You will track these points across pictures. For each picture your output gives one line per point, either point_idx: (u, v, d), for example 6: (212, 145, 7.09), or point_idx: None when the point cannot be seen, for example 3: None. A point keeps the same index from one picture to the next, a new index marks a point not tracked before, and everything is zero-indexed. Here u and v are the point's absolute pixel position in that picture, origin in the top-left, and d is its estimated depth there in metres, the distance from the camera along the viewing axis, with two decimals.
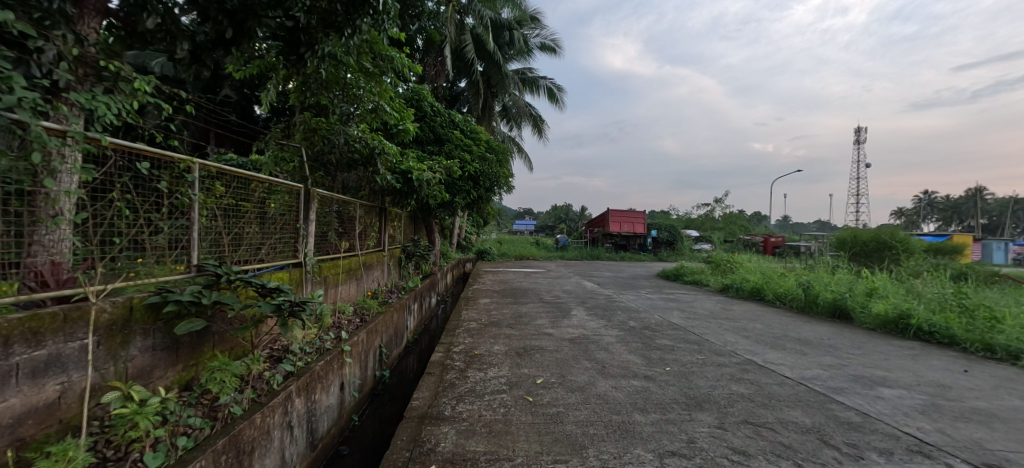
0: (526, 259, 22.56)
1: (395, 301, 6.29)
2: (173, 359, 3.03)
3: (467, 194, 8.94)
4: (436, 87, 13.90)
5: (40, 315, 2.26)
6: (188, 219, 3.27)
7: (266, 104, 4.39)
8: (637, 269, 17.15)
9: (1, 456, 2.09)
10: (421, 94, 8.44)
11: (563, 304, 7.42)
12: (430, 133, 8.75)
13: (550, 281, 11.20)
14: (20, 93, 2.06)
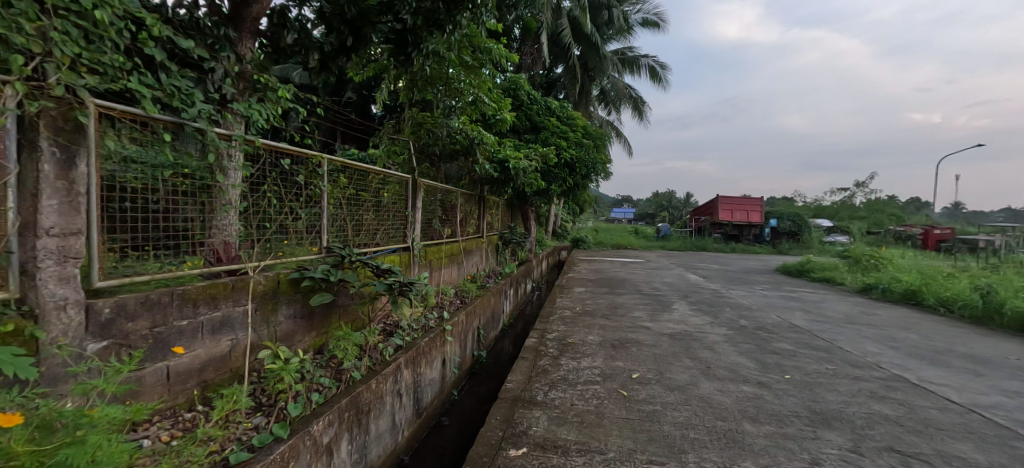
0: (627, 248, 21.73)
1: (493, 285, 6.55)
2: (309, 327, 3.56)
3: (562, 182, 8.87)
4: (532, 75, 13.92)
5: (216, 284, 2.81)
6: (320, 207, 3.77)
7: (379, 103, 4.80)
8: (753, 262, 15.43)
9: (193, 393, 2.68)
10: (518, 83, 8.56)
11: (664, 297, 7.01)
12: (527, 121, 8.85)
13: (650, 272, 10.66)
14: (199, 106, 2.60)
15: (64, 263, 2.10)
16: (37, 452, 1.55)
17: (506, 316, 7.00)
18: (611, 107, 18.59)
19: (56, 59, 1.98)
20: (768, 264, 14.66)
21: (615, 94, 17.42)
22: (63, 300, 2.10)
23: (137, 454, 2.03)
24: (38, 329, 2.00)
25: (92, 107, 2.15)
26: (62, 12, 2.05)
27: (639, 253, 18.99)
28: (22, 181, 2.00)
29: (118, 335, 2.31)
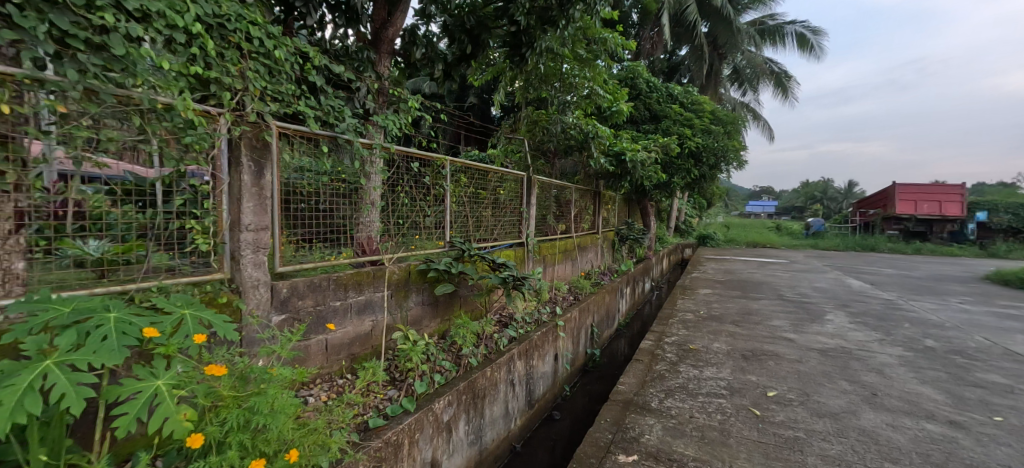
0: (772, 246, 19.03)
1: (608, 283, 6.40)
2: (434, 313, 3.93)
3: (686, 174, 8.19)
4: (652, 60, 13.10)
5: (359, 272, 3.27)
6: (444, 205, 4.12)
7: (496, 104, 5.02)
8: (947, 267, 12.20)
9: (345, 363, 3.18)
10: (635, 71, 8.20)
11: (812, 305, 5.99)
12: (646, 111, 8.64)
13: (798, 275, 9.19)
14: (347, 120, 3.07)
15: (257, 252, 2.64)
16: (236, 398, 1.96)
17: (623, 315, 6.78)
18: (751, 87, 16.47)
19: (250, 91, 2.50)
20: (970, 271, 11.45)
21: (752, 72, 15.46)
22: (257, 281, 2.63)
23: (304, 408, 2.44)
24: (241, 301, 2.55)
25: (273, 129, 2.68)
26: (253, 55, 2.60)
27: (786, 252, 16.53)
28: (231, 189, 2.56)
29: (292, 310, 2.84)
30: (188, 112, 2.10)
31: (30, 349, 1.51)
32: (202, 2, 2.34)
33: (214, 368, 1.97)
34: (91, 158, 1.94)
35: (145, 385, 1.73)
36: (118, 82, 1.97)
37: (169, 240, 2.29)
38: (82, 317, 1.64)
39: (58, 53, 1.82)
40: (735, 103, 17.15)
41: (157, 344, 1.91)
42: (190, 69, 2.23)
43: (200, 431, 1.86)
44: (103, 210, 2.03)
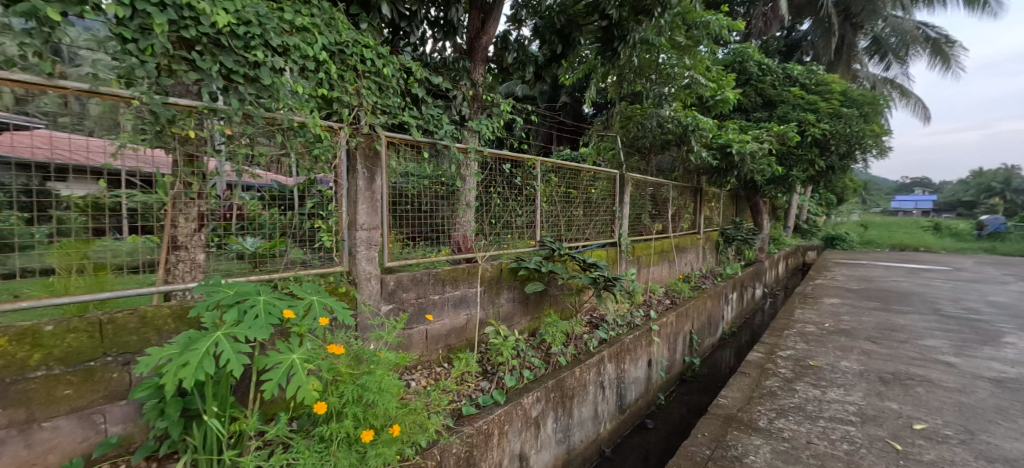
0: (936, 249, 15.68)
1: (709, 287, 5.93)
2: (525, 311, 4.02)
3: (809, 165, 7.23)
4: (767, 41, 11.82)
5: (455, 268, 3.41)
6: (534, 205, 4.19)
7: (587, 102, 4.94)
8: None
9: (443, 353, 3.35)
10: (744, 54, 7.77)
11: (987, 322, 4.82)
12: (757, 97, 7.82)
13: (970, 285, 7.47)
14: (445, 127, 3.29)
15: (370, 248, 2.89)
16: (352, 374, 2.12)
17: (727, 324, 6.27)
18: (903, 59, 13.84)
19: (364, 106, 2.75)
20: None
21: (905, 41, 12.99)
22: (369, 274, 2.88)
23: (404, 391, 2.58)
24: (357, 292, 2.80)
25: (382, 139, 2.89)
26: (366, 74, 2.86)
27: (956, 257, 13.50)
28: (349, 192, 2.82)
29: (398, 301, 3.05)
30: (316, 127, 2.43)
31: (207, 321, 1.78)
32: (327, 34, 2.64)
33: (334, 347, 2.10)
34: (248, 170, 2.34)
35: (285, 357, 1.86)
36: (264, 106, 2.30)
37: (302, 237, 2.62)
38: (241, 297, 1.89)
39: (224, 88, 2.20)
40: (875, 80, 14.57)
41: (293, 324, 2.07)
42: (318, 91, 2.51)
43: (323, 400, 2.02)
44: (257, 213, 2.42)
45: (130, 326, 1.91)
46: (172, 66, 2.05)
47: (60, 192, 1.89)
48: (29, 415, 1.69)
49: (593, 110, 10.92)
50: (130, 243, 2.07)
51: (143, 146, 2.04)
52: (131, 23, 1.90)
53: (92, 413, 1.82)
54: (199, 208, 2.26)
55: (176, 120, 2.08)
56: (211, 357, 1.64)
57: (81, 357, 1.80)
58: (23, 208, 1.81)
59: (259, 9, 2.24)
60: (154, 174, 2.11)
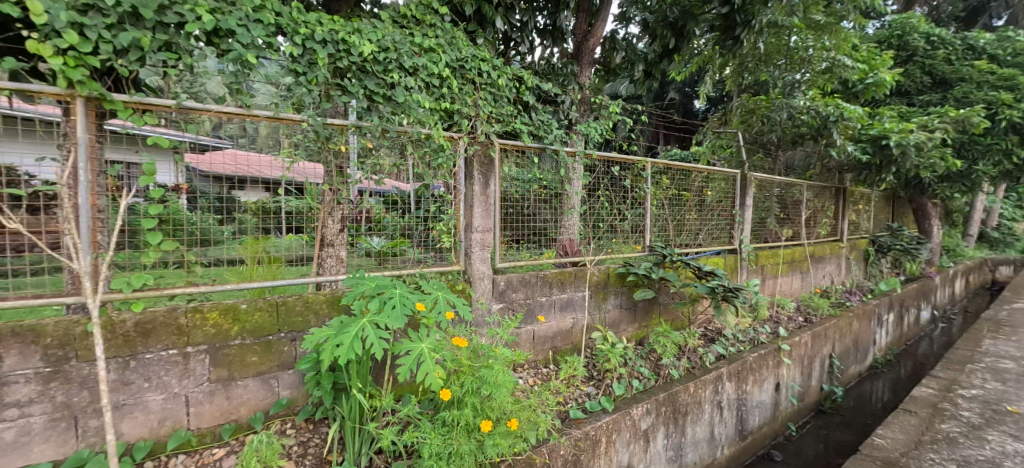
0: None
1: (854, 305, 5.10)
2: (632, 318, 3.90)
3: (1000, 158, 5.84)
4: (936, 9, 9.85)
5: (562, 272, 3.44)
6: (643, 209, 4.04)
7: (703, 96, 4.76)
8: None
9: (549, 354, 3.41)
10: (907, 25, 6.61)
11: None
12: (925, 76, 6.52)
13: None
14: (554, 132, 3.38)
15: (483, 249, 3.06)
16: (471, 366, 2.26)
17: (878, 350, 5.35)
18: None
19: (481, 116, 2.94)
20: None
21: None
22: (482, 274, 3.05)
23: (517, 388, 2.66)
24: (471, 290, 2.99)
25: (497, 146, 3.05)
26: (483, 86, 3.02)
27: None
28: (466, 197, 3.03)
29: (507, 301, 3.17)
30: (440, 138, 2.68)
31: (356, 308, 2.08)
32: (449, 52, 2.83)
33: (457, 339, 2.26)
34: (369, 177, 2.60)
35: (414, 345, 2.04)
36: (398, 122, 2.60)
37: (427, 240, 2.87)
38: (380, 289, 2.15)
39: (368, 107, 2.53)
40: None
41: (423, 316, 2.26)
42: (441, 105, 2.76)
43: (447, 389, 2.19)
44: (381, 216, 2.66)
45: (297, 309, 2.30)
46: (330, 92, 2.41)
47: (239, 198, 2.26)
48: (229, 374, 2.14)
49: (704, 106, 10.18)
50: (289, 238, 2.40)
51: (299, 160, 2.39)
52: (302, 59, 2.28)
53: (271, 378, 2.24)
54: (342, 210, 2.59)
55: (331, 137, 2.46)
56: (359, 340, 1.90)
57: (264, 332, 2.23)
58: (217, 211, 2.19)
59: (395, 37, 2.56)
60: (305, 183, 2.43)
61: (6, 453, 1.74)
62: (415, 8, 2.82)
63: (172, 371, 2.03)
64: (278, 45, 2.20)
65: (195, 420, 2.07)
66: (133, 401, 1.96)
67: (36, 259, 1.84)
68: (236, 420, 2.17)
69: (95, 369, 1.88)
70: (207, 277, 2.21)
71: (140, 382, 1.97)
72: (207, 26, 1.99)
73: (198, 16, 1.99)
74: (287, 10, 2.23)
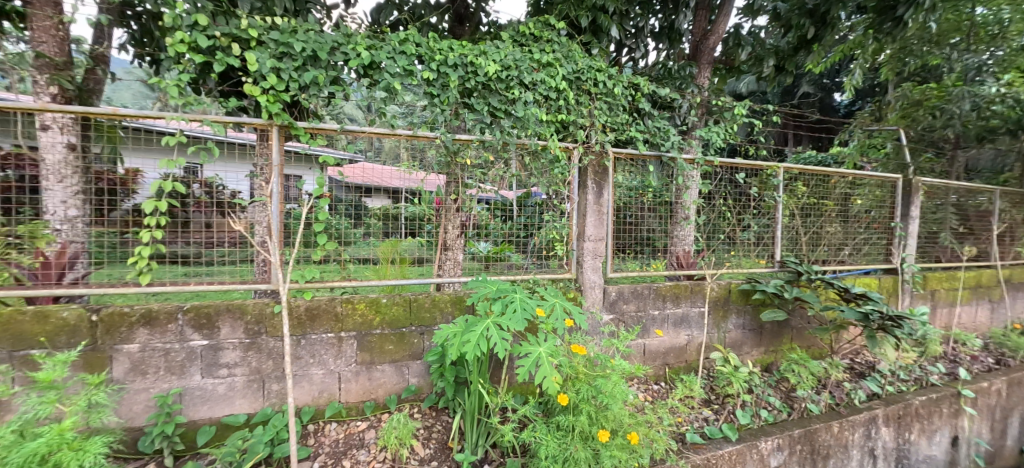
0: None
1: None
2: (758, 341, 3.54)
3: None
4: None
5: (678, 285, 3.27)
6: (772, 220, 3.64)
7: (850, 90, 4.12)
8: None
9: (662, 372, 3.27)
10: None
11: None
12: None
13: None
14: (673, 138, 3.16)
15: (595, 259, 3.06)
16: (587, 373, 2.29)
17: None
18: None
19: (596, 126, 2.94)
20: None
21: None
22: (593, 283, 3.07)
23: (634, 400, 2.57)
24: (583, 298, 3.02)
25: (612, 155, 3.04)
26: (599, 96, 2.98)
27: None
28: (579, 206, 3.06)
29: (618, 312, 3.13)
30: (556, 149, 2.77)
31: (480, 308, 2.26)
32: (566, 65, 2.86)
33: (577, 347, 2.34)
34: (475, 185, 2.79)
35: (533, 349, 2.12)
36: (516, 135, 2.77)
37: (541, 249, 2.97)
38: (502, 292, 2.29)
39: (491, 123, 2.73)
40: None
41: (541, 321, 2.33)
42: (557, 117, 2.83)
43: (564, 393, 2.24)
44: (486, 223, 2.83)
45: (426, 305, 2.57)
46: (459, 111, 2.66)
47: (367, 203, 2.55)
48: (371, 359, 2.47)
49: (847, 100, 8.88)
50: (408, 241, 2.68)
51: (416, 170, 2.65)
52: (436, 83, 2.56)
53: (403, 365, 2.53)
54: (460, 217, 2.79)
55: (459, 152, 2.70)
56: (483, 339, 2.05)
57: (399, 324, 2.53)
58: (349, 216, 2.51)
59: (516, 55, 2.71)
60: (419, 188, 2.67)
61: (219, 402, 2.23)
62: (533, 25, 2.94)
63: (330, 351, 2.41)
64: (417, 72, 2.50)
65: (344, 395, 2.44)
66: (302, 372, 2.37)
67: (231, 252, 2.33)
68: (375, 399, 2.50)
69: (277, 343, 2.32)
70: (356, 274, 2.57)
71: (307, 357, 2.38)
72: (363, 62, 2.36)
73: (358, 54, 2.39)
74: (425, 41, 2.53)
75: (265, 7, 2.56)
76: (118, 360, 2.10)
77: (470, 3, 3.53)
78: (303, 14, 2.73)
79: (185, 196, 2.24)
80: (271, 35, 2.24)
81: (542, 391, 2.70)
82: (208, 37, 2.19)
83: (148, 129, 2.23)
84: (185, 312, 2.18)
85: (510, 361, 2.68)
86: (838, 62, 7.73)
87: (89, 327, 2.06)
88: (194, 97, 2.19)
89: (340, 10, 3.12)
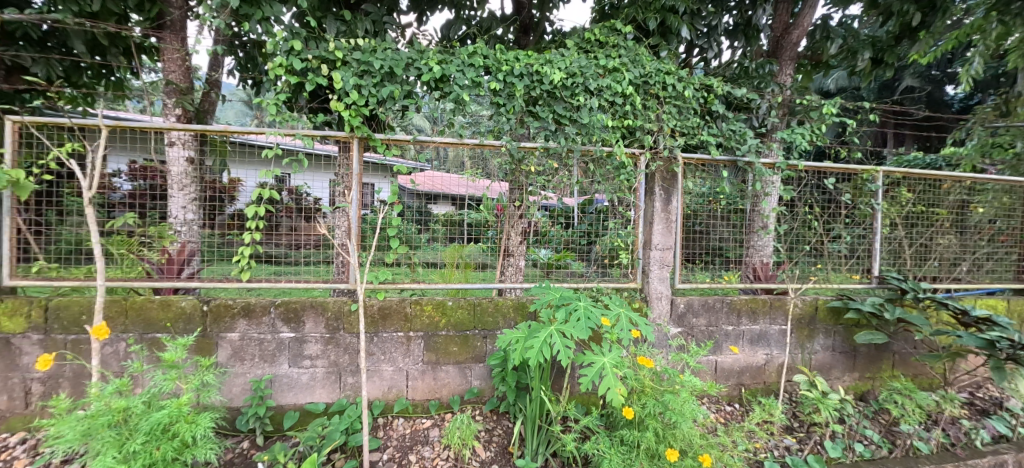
0: None
1: None
2: (851, 365, 3.18)
3: None
4: None
5: (756, 299, 3.04)
6: (869, 230, 3.27)
7: (966, 81, 3.58)
8: None
9: (736, 392, 3.05)
10: None
11: None
12: None
13: None
14: (750, 142, 2.93)
15: (662, 268, 2.96)
16: (654, 387, 2.20)
17: None
18: None
19: (664, 131, 2.84)
20: None
21: None
22: (660, 293, 2.96)
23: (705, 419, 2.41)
24: (649, 309, 2.92)
25: (681, 161, 2.92)
26: (667, 99, 2.87)
27: None
28: (646, 214, 2.98)
29: (687, 325, 2.98)
30: (621, 155, 2.73)
31: (544, 315, 2.26)
32: (633, 69, 2.80)
33: (643, 358, 2.20)
34: (537, 192, 2.81)
35: (597, 359, 2.07)
36: (581, 142, 2.77)
37: (605, 258, 2.91)
38: (566, 300, 2.28)
39: (556, 130, 2.74)
40: None
41: (606, 330, 2.28)
42: (623, 122, 2.77)
43: (629, 407, 2.17)
44: (547, 230, 2.81)
45: (489, 310, 2.62)
46: (524, 119, 2.71)
47: (433, 210, 2.66)
48: (437, 359, 2.57)
49: (962, 94, 7.79)
50: (471, 246, 2.74)
51: (480, 177, 2.71)
52: (502, 92, 2.63)
53: (467, 367, 2.61)
54: (522, 224, 2.84)
55: (523, 160, 2.75)
56: (546, 345, 2.05)
57: (464, 327, 2.60)
58: (417, 221, 2.64)
59: (581, 62, 2.70)
60: (482, 196, 2.73)
61: (302, 390, 2.45)
62: (598, 31, 2.92)
63: (399, 349, 2.54)
64: (484, 83, 2.58)
65: (412, 392, 2.56)
66: (374, 368, 2.53)
67: (313, 253, 2.55)
68: (439, 398, 2.59)
69: (353, 339, 2.49)
70: (424, 277, 2.70)
71: (379, 354, 2.53)
72: (434, 75, 2.50)
73: (429, 68, 2.52)
74: (492, 53, 2.61)
75: (348, 30, 2.79)
76: (222, 347, 2.37)
77: (535, 13, 3.59)
78: (381, 34, 2.94)
79: (277, 202, 2.51)
80: (354, 55, 2.45)
81: (605, 403, 2.65)
82: (302, 60, 2.43)
83: (247, 143, 2.48)
84: (276, 306, 2.41)
85: (574, 372, 2.67)
86: (950, 51, 6.82)
87: (201, 316, 2.36)
88: (287, 114, 2.43)
89: (413, 28, 3.32)
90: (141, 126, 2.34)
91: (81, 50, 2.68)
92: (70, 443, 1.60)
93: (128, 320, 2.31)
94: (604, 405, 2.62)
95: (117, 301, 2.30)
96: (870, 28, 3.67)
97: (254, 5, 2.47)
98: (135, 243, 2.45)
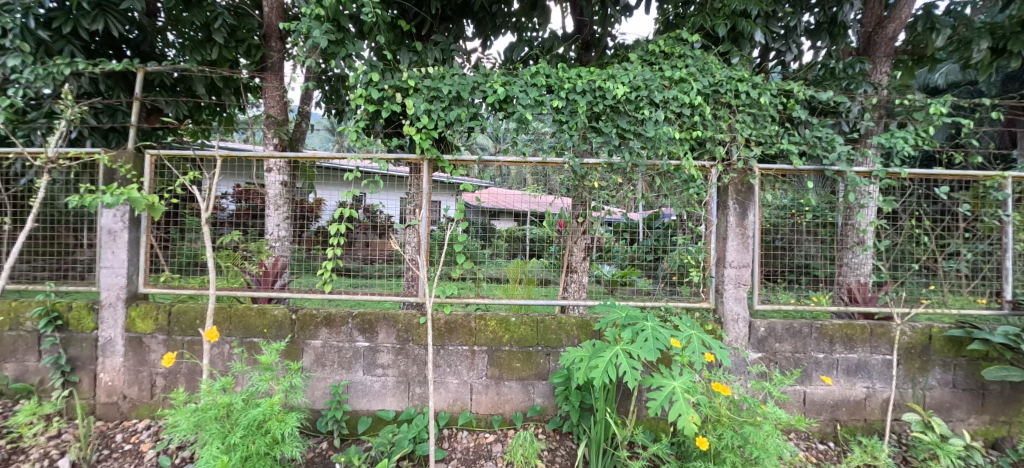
0: None
1: None
2: (980, 406, 2.71)
3: None
4: None
5: (853, 325, 2.71)
6: (996, 245, 2.81)
7: None
8: None
9: (830, 429, 2.73)
10: None
11: None
12: None
13: None
14: (840, 149, 2.65)
15: (738, 288, 2.77)
16: (732, 418, 2.03)
17: None
18: None
19: (738, 140, 2.66)
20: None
21: None
22: (736, 315, 2.76)
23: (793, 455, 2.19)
24: (723, 332, 2.73)
25: (758, 172, 2.74)
26: (741, 108, 2.71)
27: None
28: (719, 229, 2.83)
29: (769, 351, 2.74)
30: (690, 169, 2.62)
31: (608, 334, 2.17)
32: (702, 79, 2.69)
33: (719, 385, 2.01)
34: (601, 207, 2.77)
35: (667, 382, 1.95)
36: (647, 156, 2.70)
37: (674, 276, 2.79)
38: (633, 319, 2.18)
39: (619, 145, 2.70)
40: None
41: (676, 352, 2.16)
42: (691, 134, 2.65)
43: (703, 437, 2.03)
44: (608, 246, 2.78)
45: (552, 327, 2.61)
46: (586, 135, 2.69)
47: (494, 224, 2.72)
48: (500, 374, 2.60)
49: None
50: (532, 261, 2.80)
51: (541, 193, 2.74)
52: (565, 110, 2.66)
53: (530, 384, 2.60)
54: (585, 240, 2.80)
55: (586, 175, 2.73)
56: (612, 365, 1.98)
57: (527, 343, 2.61)
58: (480, 237, 2.72)
59: (646, 75, 2.65)
60: (543, 212, 2.75)
61: (375, 397, 2.59)
62: (663, 43, 2.85)
63: (464, 363, 2.61)
64: (547, 101, 2.63)
65: (476, 405, 2.60)
66: (441, 379, 2.61)
67: (386, 268, 2.73)
68: (502, 414, 2.61)
69: (422, 351, 2.60)
70: (488, 292, 2.76)
71: (445, 366, 2.61)
72: (499, 97, 2.59)
73: (494, 90, 2.62)
74: (554, 72, 2.65)
75: (420, 60, 3.00)
76: (308, 352, 2.60)
77: (596, 30, 3.62)
78: (448, 61, 3.11)
79: (354, 219, 2.69)
80: (425, 82, 2.62)
81: (676, 431, 2.51)
82: (378, 90, 2.64)
83: (332, 166, 2.71)
84: (354, 317, 2.60)
85: (642, 395, 2.56)
86: None
87: (290, 324, 2.60)
88: (366, 139, 2.63)
89: (479, 53, 3.50)
90: (246, 154, 2.67)
91: (201, 91, 3.13)
92: (185, 432, 1.83)
93: (231, 325, 2.61)
94: (674, 432, 2.48)
95: (223, 309, 2.61)
96: (989, 15, 3.21)
97: (340, 44, 2.74)
98: (239, 256, 2.77)
